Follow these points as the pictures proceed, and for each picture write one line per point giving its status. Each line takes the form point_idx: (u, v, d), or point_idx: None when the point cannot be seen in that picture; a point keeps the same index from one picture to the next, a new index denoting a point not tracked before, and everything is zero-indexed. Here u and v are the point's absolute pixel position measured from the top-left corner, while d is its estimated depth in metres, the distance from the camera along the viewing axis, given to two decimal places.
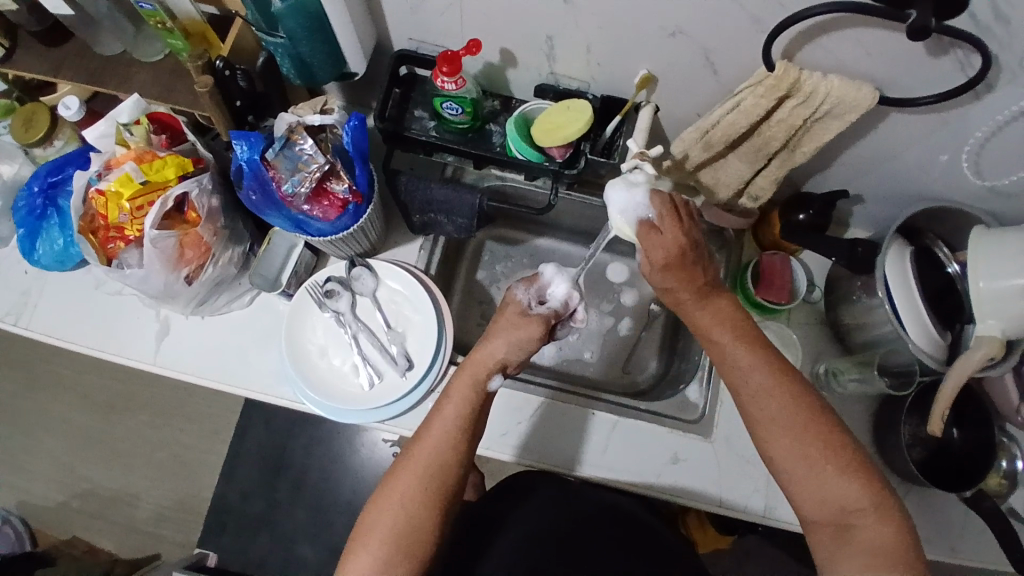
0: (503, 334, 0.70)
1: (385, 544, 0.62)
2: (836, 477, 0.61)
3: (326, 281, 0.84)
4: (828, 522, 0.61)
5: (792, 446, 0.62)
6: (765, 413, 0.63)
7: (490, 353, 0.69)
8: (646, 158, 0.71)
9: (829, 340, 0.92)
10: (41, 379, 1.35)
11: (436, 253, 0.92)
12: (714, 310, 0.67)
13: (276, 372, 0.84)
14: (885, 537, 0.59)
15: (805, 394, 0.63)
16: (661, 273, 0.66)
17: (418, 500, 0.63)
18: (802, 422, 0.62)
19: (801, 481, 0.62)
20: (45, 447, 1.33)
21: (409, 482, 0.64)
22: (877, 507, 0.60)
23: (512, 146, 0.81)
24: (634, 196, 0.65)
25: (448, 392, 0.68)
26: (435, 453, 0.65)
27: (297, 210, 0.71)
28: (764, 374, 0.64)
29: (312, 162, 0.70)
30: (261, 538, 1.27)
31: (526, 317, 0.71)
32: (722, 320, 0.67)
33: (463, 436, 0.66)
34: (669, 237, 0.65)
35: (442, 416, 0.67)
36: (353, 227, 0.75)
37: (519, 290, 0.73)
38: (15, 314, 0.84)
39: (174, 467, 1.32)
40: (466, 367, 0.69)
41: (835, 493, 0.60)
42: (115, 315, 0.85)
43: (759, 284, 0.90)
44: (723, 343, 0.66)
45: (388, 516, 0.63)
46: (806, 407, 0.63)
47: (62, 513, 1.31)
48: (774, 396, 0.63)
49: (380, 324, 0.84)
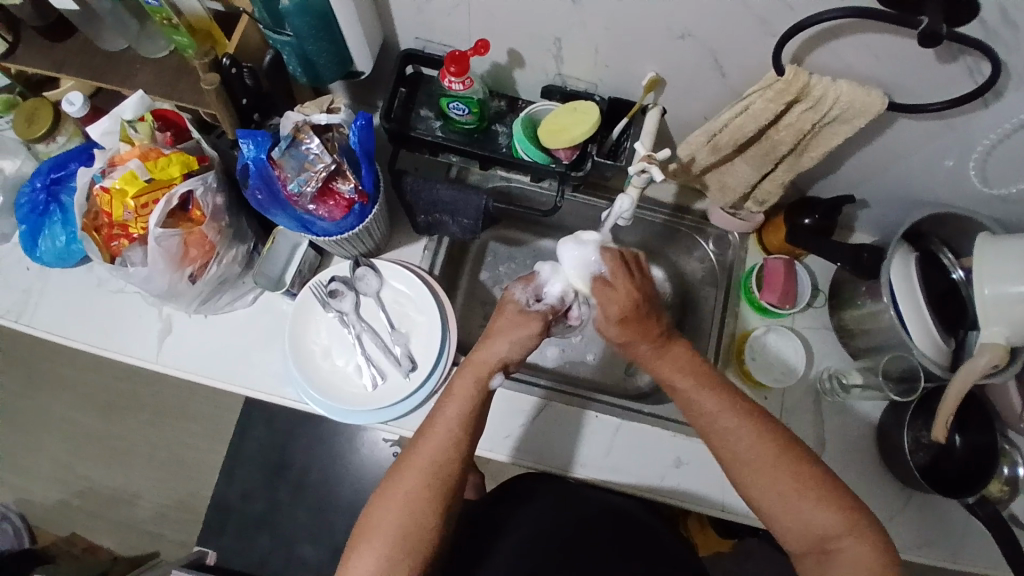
0: (504, 335, 0.70)
1: (386, 547, 0.62)
2: (811, 504, 0.62)
3: (330, 281, 0.84)
4: (809, 549, 0.63)
5: (759, 485, 0.63)
6: (731, 452, 0.65)
7: (491, 352, 0.69)
8: (654, 161, 0.73)
9: (833, 345, 0.92)
10: (41, 376, 1.35)
11: (440, 253, 0.91)
12: (672, 357, 0.70)
13: (278, 371, 0.83)
14: (867, 559, 0.61)
15: (764, 434, 0.65)
16: (618, 326, 0.70)
17: (421, 499, 0.63)
18: (767, 459, 0.63)
19: (777, 514, 0.63)
20: (43, 445, 1.33)
21: (411, 481, 0.64)
22: (856, 530, 0.61)
23: (518, 147, 0.81)
24: (587, 252, 0.72)
25: (450, 391, 0.68)
26: (436, 454, 0.65)
27: (302, 209, 0.71)
28: (728, 414, 0.66)
29: (318, 161, 0.70)
30: (261, 537, 1.27)
31: (526, 315, 0.71)
32: (681, 367, 0.69)
33: (463, 436, 0.66)
34: (620, 297, 0.69)
35: (444, 415, 0.66)
36: (359, 227, 0.74)
37: (520, 292, 0.74)
38: (17, 311, 0.84)
39: (174, 466, 1.31)
40: (467, 367, 0.69)
41: (811, 521, 0.62)
42: (117, 313, 0.84)
43: (763, 286, 0.91)
44: (684, 389, 0.69)
45: (391, 514, 0.63)
46: (773, 440, 0.64)
47: (61, 511, 1.30)
48: (736, 440, 0.65)
49: (384, 324, 0.84)
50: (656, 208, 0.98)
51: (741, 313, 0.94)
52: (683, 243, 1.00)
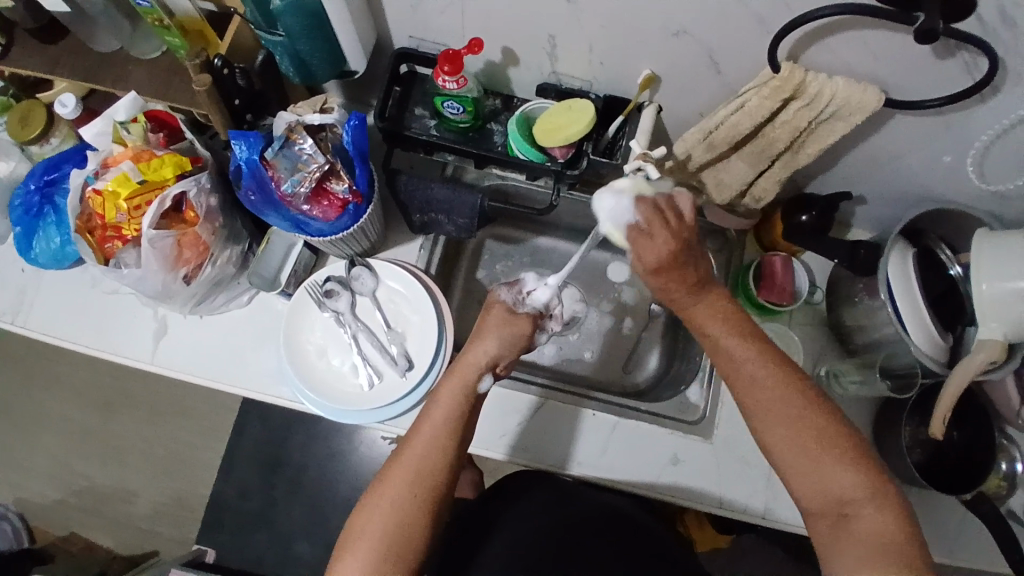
0: (495, 333, 0.70)
1: (374, 548, 0.62)
2: (829, 465, 0.61)
3: (325, 281, 0.83)
4: (823, 512, 0.62)
5: (784, 441, 0.62)
6: (758, 403, 0.63)
7: (480, 353, 0.69)
8: (649, 159, 0.72)
9: (830, 342, 0.92)
10: (40, 377, 1.35)
11: (436, 253, 0.91)
12: (708, 304, 0.65)
13: (274, 372, 0.83)
14: (883, 528, 0.59)
15: (799, 381, 0.63)
16: (660, 275, 0.62)
17: (406, 509, 0.63)
18: (787, 415, 0.62)
19: (798, 470, 0.62)
20: (42, 444, 1.33)
21: (397, 492, 0.63)
22: (875, 496, 0.60)
23: (513, 146, 0.80)
24: (621, 202, 0.62)
25: (437, 395, 0.68)
26: (422, 455, 0.65)
27: (296, 210, 0.70)
28: (756, 364, 0.63)
29: (312, 162, 0.69)
30: (261, 536, 1.27)
31: (508, 321, 0.70)
32: (718, 314, 0.65)
33: (450, 437, 0.66)
34: (665, 250, 0.60)
35: (430, 423, 0.66)
36: (353, 227, 0.74)
37: (505, 293, 0.73)
38: (13, 312, 0.84)
39: (173, 465, 1.31)
40: (455, 372, 0.68)
41: (831, 482, 0.61)
42: (113, 314, 0.84)
43: (761, 284, 0.90)
44: (716, 337, 0.65)
45: (380, 516, 0.63)
46: (798, 394, 0.63)
47: (60, 510, 1.30)
48: (763, 390, 0.63)
49: (379, 324, 0.84)
50: None
51: None
52: None
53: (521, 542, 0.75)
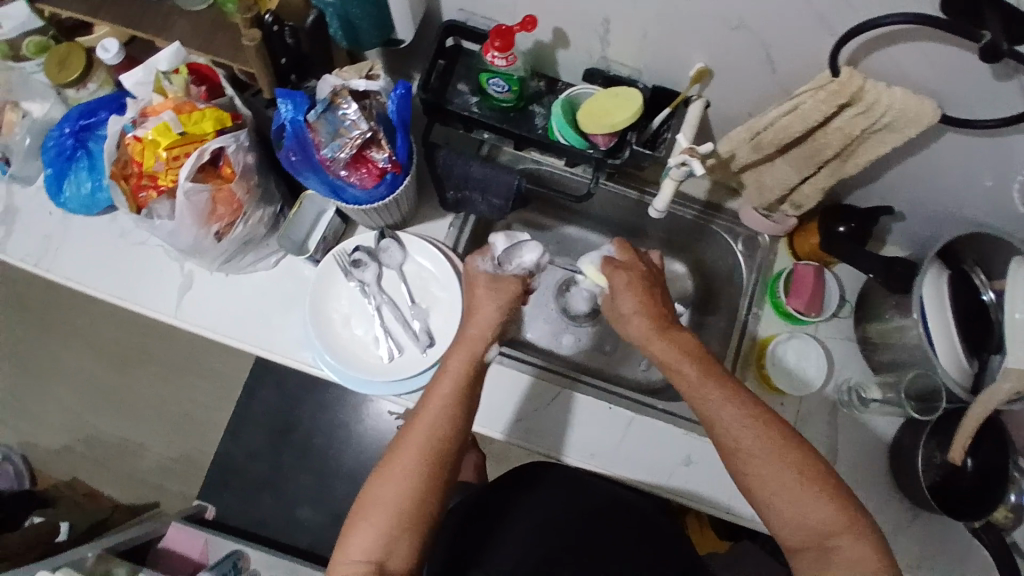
0: (490, 302, 0.71)
1: (385, 519, 0.62)
2: (814, 497, 0.61)
3: (354, 251, 0.83)
4: (807, 544, 0.61)
5: (769, 472, 0.62)
6: (738, 433, 0.64)
7: (486, 327, 0.70)
8: (695, 155, 0.71)
9: (854, 357, 0.90)
10: (57, 323, 1.36)
11: (466, 231, 0.89)
12: (675, 344, 0.69)
13: (296, 337, 0.83)
14: (866, 555, 0.59)
15: (770, 416, 0.64)
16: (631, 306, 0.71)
17: (422, 477, 0.63)
18: (773, 445, 0.63)
19: (778, 505, 0.62)
20: (54, 389, 1.34)
21: (408, 463, 0.63)
22: (853, 525, 0.60)
23: (555, 129, 0.78)
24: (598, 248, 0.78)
25: (444, 367, 0.69)
26: (431, 427, 0.65)
27: (334, 175, 0.69)
28: (731, 402, 0.65)
29: (354, 128, 0.68)
30: (263, 497, 1.28)
31: (494, 288, 0.72)
32: (683, 352, 0.69)
33: (458, 410, 0.66)
34: (620, 280, 0.73)
35: (439, 393, 0.67)
36: (389, 197, 0.72)
37: (487, 261, 0.74)
38: (38, 256, 0.83)
39: (180, 420, 1.32)
40: (461, 344, 0.70)
41: (813, 515, 0.61)
42: (138, 266, 0.84)
43: (791, 292, 0.87)
44: (688, 375, 0.67)
45: (392, 487, 0.63)
46: (775, 430, 0.63)
47: (66, 456, 1.31)
48: (740, 425, 0.64)
49: (405, 297, 0.84)
50: (687, 203, 0.95)
51: (764, 318, 0.91)
52: (712, 241, 0.97)
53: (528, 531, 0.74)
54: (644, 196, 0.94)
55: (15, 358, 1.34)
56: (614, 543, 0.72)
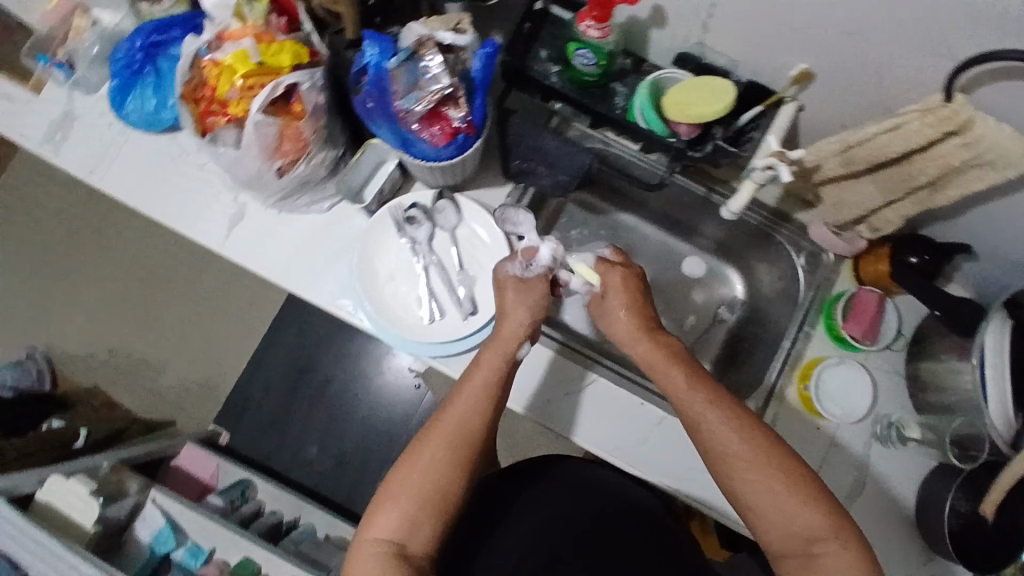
0: (520, 304, 0.74)
1: (412, 501, 0.62)
2: (795, 501, 0.59)
3: (410, 207, 0.82)
4: (791, 552, 0.59)
5: (748, 472, 0.61)
6: (716, 433, 0.64)
7: (516, 325, 0.73)
8: (785, 160, 0.67)
9: (900, 393, 0.87)
10: (98, 232, 1.37)
11: (523, 203, 0.86)
12: (654, 345, 0.72)
13: (338, 286, 0.82)
14: (851, 564, 0.57)
15: (749, 417, 0.64)
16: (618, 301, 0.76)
17: (451, 462, 0.64)
18: (753, 445, 0.62)
19: (760, 508, 0.60)
20: (86, 297, 1.36)
21: (438, 447, 0.64)
22: (839, 533, 0.58)
23: (637, 110, 0.74)
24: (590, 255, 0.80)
25: (477, 362, 0.71)
26: (464, 415, 0.67)
27: (406, 127, 0.67)
28: (711, 402, 0.65)
29: (434, 81, 0.65)
30: (275, 432, 1.30)
31: (525, 288, 0.75)
32: (663, 353, 0.71)
33: (491, 403, 0.68)
34: (615, 280, 0.77)
35: (472, 384, 0.69)
36: (456, 158, 0.70)
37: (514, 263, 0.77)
38: (94, 168, 0.83)
39: (206, 345, 1.34)
40: (496, 341, 0.72)
41: (796, 519, 0.59)
42: (191, 191, 0.83)
43: (848, 316, 0.84)
44: (669, 376, 0.69)
45: (421, 471, 0.63)
46: (756, 431, 0.63)
47: (90, 363, 1.33)
48: (719, 426, 0.64)
49: (453, 262, 0.83)
50: (756, 208, 0.91)
51: (815, 338, 0.87)
52: (771, 252, 0.93)
53: (529, 534, 0.71)
54: (711, 194, 0.90)
55: (55, 259, 1.36)
56: (634, 552, 0.69)
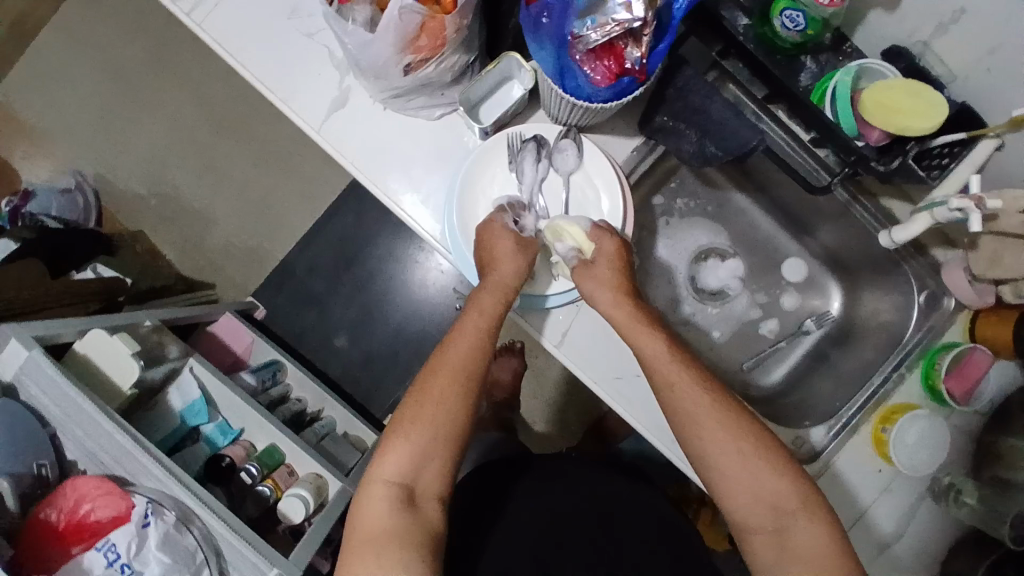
0: (517, 250, 0.71)
1: (419, 444, 0.66)
2: (766, 473, 0.63)
3: (529, 140, 0.72)
4: (763, 527, 0.63)
5: (722, 447, 0.64)
6: (691, 412, 0.65)
7: (512, 269, 0.70)
8: (982, 207, 0.59)
9: (964, 455, 0.84)
10: (170, 67, 1.28)
11: (645, 162, 0.77)
12: (629, 315, 0.69)
13: (428, 204, 0.74)
14: (819, 535, 0.61)
15: (720, 393, 0.66)
16: (605, 267, 0.70)
17: (454, 404, 0.67)
18: (725, 421, 0.65)
19: (732, 484, 0.64)
20: (145, 133, 1.28)
21: (441, 393, 0.67)
22: (807, 508, 0.63)
23: (831, 99, 0.64)
24: (579, 219, 0.72)
25: (472, 305, 0.71)
26: (463, 358, 0.69)
27: (568, 55, 0.57)
28: (688, 380, 0.66)
29: (624, 9, 0.53)
30: (311, 316, 1.27)
31: (523, 246, 0.71)
32: (639, 321, 0.69)
33: (487, 346, 0.70)
34: (607, 246, 0.71)
35: (470, 328, 0.70)
36: (609, 103, 0.61)
37: (508, 216, 0.73)
38: (193, 4, 0.73)
39: (257, 213, 1.28)
40: (490, 285, 0.70)
41: (766, 489, 0.63)
42: (295, 60, 0.73)
43: (952, 372, 0.78)
44: (645, 350, 0.68)
45: (426, 415, 0.66)
46: (726, 406, 0.66)
47: (138, 204, 1.27)
48: (695, 404, 0.65)
49: (558, 210, 0.75)
50: None
51: (905, 384, 0.82)
52: (887, 281, 0.86)
53: (527, 529, 0.75)
54: (853, 203, 0.78)
55: (119, 86, 1.28)
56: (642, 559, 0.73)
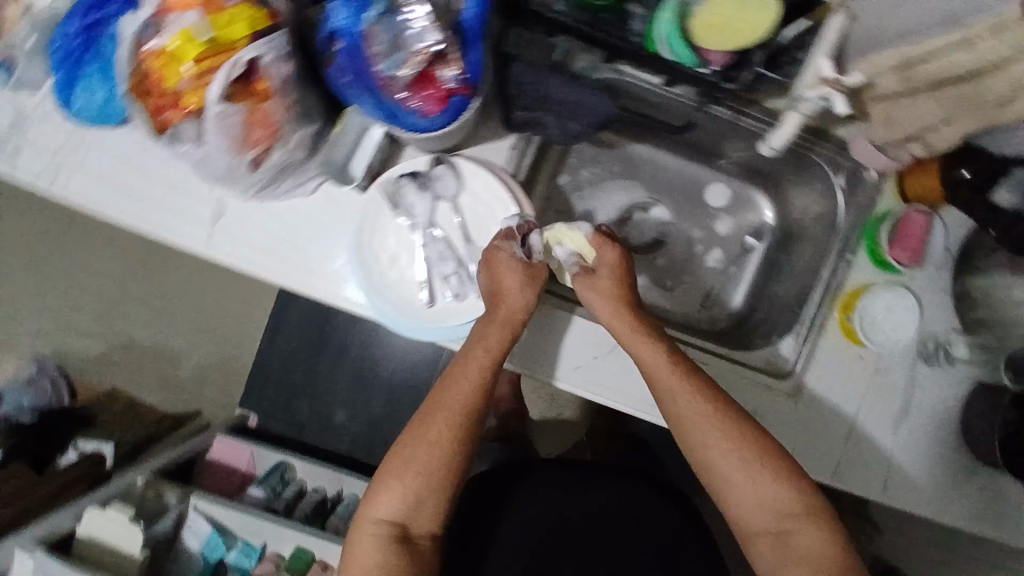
0: (519, 282, 0.70)
1: (414, 483, 0.65)
2: (770, 483, 0.64)
3: (402, 180, 0.72)
4: (765, 532, 0.64)
5: (725, 457, 0.65)
6: (694, 421, 0.66)
7: (515, 303, 0.69)
8: (839, 88, 0.59)
9: (946, 309, 0.81)
10: (80, 224, 1.28)
11: (528, 156, 0.77)
12: (630, 326, 0.70)
13: (340, 276, 0.74)
14: (819, 539, 0.63)
15: (725, 405, 0.67)
16: (608, 277, 0.73)
17: (451, 443, 0.66)
18: (728, 433, 0.65)
19: (735, 493, 0.65)
20: (79, 295, 1.28)
21: (436, 432, 0.66)
22: (810, 514, 0.64)
23: (662, 38, 0.63)
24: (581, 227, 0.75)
25: (476, 340, 0.68)
26: (463, 396, 0.67)
27: (389, 98, 0.57)
28: (693, 399, 0.67)
29: (417, 38, 0.53)
30: (302, 405, 1.27)
31: (530, 268, 0.71)
32: (646, 331, 0.70)
33: (488, 382, 0.68)
34: (607, 258, 0.74)
35: (473, 364, 0.68)
36: (451, 124, 0.59)
37: (514, 245, 0.71)
38: (49, 175, 0.72)
39: (215, 328, 1.28)
40: (499, 321, 0.69)
41: (769, 497, 0.64)
42: (162, 190, 0.73)
43: (894, 240, 0.78)
44: (642, 359, 0.69)
45: (423, 454, 0.66)
46: (730, 419, 0.66)
47: (99, 364, 1.27)
48: (697, 416, 0.66)
49: (459, 235, 0.74)
50: None
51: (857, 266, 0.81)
52: (805, 175, 0.87)
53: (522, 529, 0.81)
54: (738, 118, 0.77)
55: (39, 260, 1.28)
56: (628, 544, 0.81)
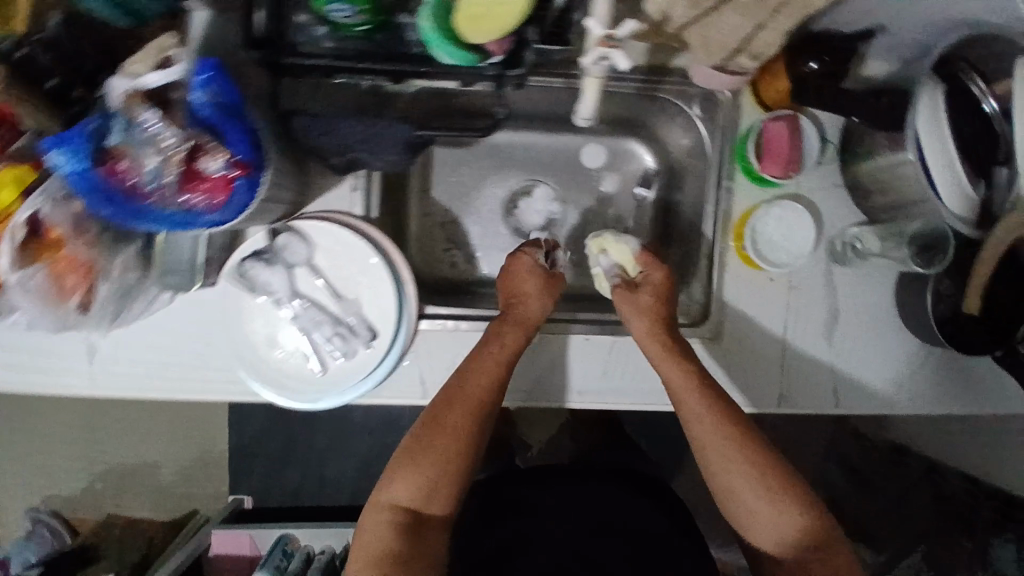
0: (537, 293, 0.74)
1: (431, 470, 0.65)
2: (788, 516, 0.63)
3: (247, 262, 0.70)
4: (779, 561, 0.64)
5: (743, 484, 0.64)
6: (716, 438, 0.65)
7: (533, 310, 0.73)
8: (616, 44, 0.54)
9: (846, 204, 0.78)
10: None
11: (374, 192, 0.76)
12: (659, 344, 0.70)
13: (227, 370, 0.72)
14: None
15: (749, 432, 0.65)
16: (644, 292, 0.73)
17: (466, 433, 0.67)
18: (748, 458, 0.64)
19: (753, 522, 0.64)
20: (48, 437, 1.30)
21: (450, 424, 0.66)
22: (827, 550, 0.62)
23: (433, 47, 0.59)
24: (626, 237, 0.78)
25: (497, 335, 0.71)
26: (480, 389, 0.68)
27: (170, 209, 0.54)
28: (718, 424, 0.65)
29: (164, 140, 0.52)
30: (291, 471, 1.28)
31: (549, 280, 0.76)
32: (676, 347, 0.70)
33: (502, 381, 0.69)
34: (654, 276, 0.74)
35: (494, 357, 0.69)
36: (252, 207, 0.57)
37: (537, 255, 0.78)
38: None
39: (183, 428, 1.29)
40: (516, 322, 0.72)
41: (786, 530, 0.63)
42: (25, 344, 0.71)
43: (764, 155, 0.75)
44: (667, 377, 0.68)
45: (439, 444, 0.65)
46: (753, 448, 0.65)
47: (89, 495, 1.30)
48: (719, 441, 0.65)
49: (326, 294, 0.72)
50: (627, 76, 0.78)
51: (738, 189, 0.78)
52: (665, 111, 0.83)
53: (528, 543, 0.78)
54: (570, 81, 0.78)
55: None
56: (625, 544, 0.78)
